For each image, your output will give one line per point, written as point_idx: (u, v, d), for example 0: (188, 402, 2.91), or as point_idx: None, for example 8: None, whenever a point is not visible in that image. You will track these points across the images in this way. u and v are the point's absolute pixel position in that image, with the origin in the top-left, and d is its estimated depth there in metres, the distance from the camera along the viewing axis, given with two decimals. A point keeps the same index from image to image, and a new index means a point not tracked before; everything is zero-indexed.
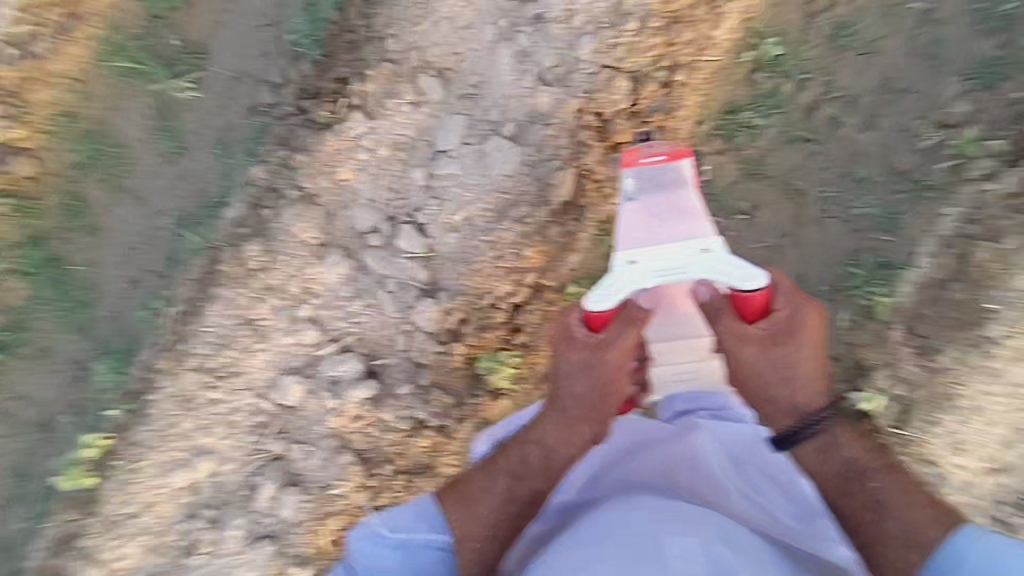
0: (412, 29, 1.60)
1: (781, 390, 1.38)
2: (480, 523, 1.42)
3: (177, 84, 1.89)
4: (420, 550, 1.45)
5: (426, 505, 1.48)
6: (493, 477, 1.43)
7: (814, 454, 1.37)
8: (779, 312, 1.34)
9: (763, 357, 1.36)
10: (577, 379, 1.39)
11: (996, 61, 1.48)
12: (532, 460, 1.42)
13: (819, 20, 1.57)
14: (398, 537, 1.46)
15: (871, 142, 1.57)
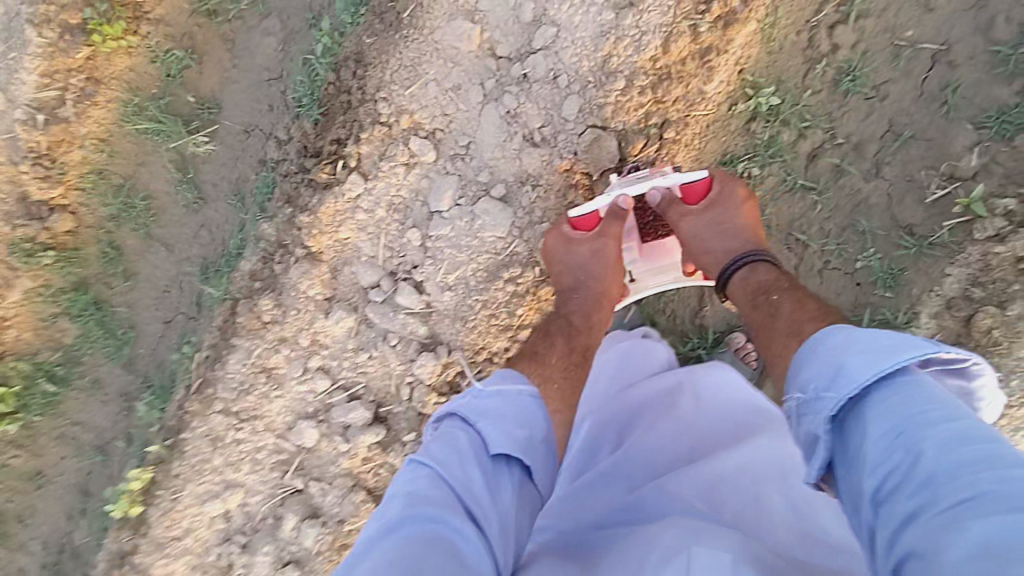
0: (402, 91, 1.63)
1: (717, 244, 1.38)
2: (553, 373, 1.24)
3: (194, 139, 1.98)
4: (515, 424, 1.05)
5: (521, 386, 1.13)
6: (551, 340, 1.33)
7: (743, 291, 1.30)
8: (715, 192, 1.42)
9: (707, 221, 1.39)
10: (586, 264, 1.43)
11: (1010, 110, 1.41)
12: (575, 323, 1.38)
13: (821, 65, 1.50)
14: (497, 393, 1.09)
15: (875, 192, 1.50)
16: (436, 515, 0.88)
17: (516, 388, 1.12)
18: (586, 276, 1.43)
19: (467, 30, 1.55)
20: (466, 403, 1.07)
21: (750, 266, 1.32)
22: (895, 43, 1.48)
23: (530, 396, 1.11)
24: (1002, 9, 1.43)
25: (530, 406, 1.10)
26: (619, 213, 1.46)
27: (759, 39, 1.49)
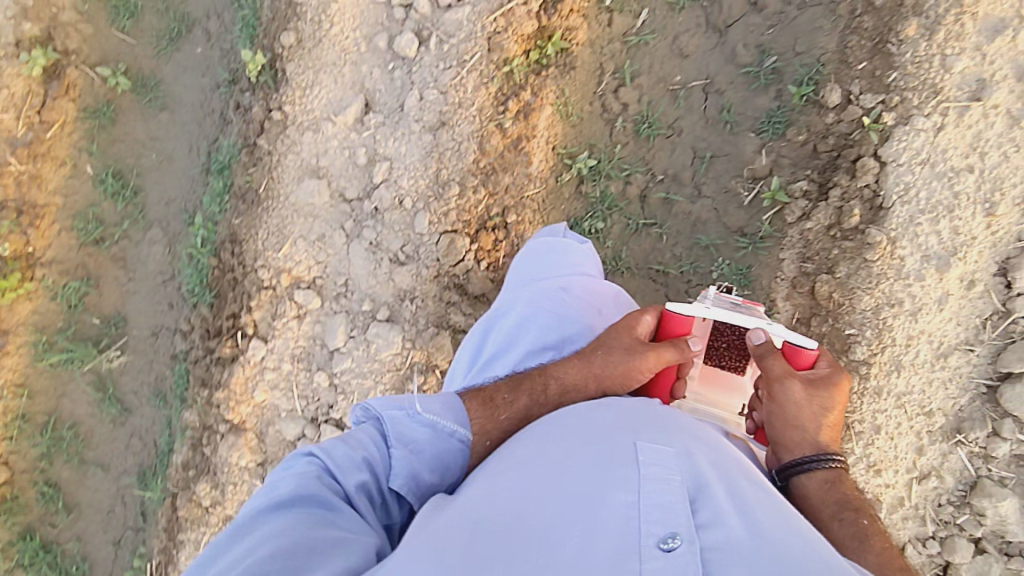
0: (276, 253, 1.79)
1: (807, 424, 1.10)
2: (496, 428, 1.12)
3: (106, 356, 2.08)
4: (428, 466, 1.05)
5: (460, 415, 1.11)
6: (518, 390, 1.16)
7: (820, 500, 1.07)
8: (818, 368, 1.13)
9: (804, 402, 1.08)
10: (613, 355, 1.16)
11: (775, 113, 1.62)
12: (554, 391, 1.15)
13: (619, 122, 1.74)
14: (429, 422, 1.08)
15: (704, 210, 1.69)
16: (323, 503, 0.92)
17: (451, 425, 1.09)
18: (602, 362, 1.15)
19: (316, 186, 1.77)
20: (393, 413, 1.08)
21: (822, 470, 1.09)
22: (669, 87, 1.74)
23: (461, 439, 1.09)
24: (739, 39, 1.69)
25: (454, 451, 1.08)
26: (685, 346, 1.14)
27: (560, 118, 1.73)
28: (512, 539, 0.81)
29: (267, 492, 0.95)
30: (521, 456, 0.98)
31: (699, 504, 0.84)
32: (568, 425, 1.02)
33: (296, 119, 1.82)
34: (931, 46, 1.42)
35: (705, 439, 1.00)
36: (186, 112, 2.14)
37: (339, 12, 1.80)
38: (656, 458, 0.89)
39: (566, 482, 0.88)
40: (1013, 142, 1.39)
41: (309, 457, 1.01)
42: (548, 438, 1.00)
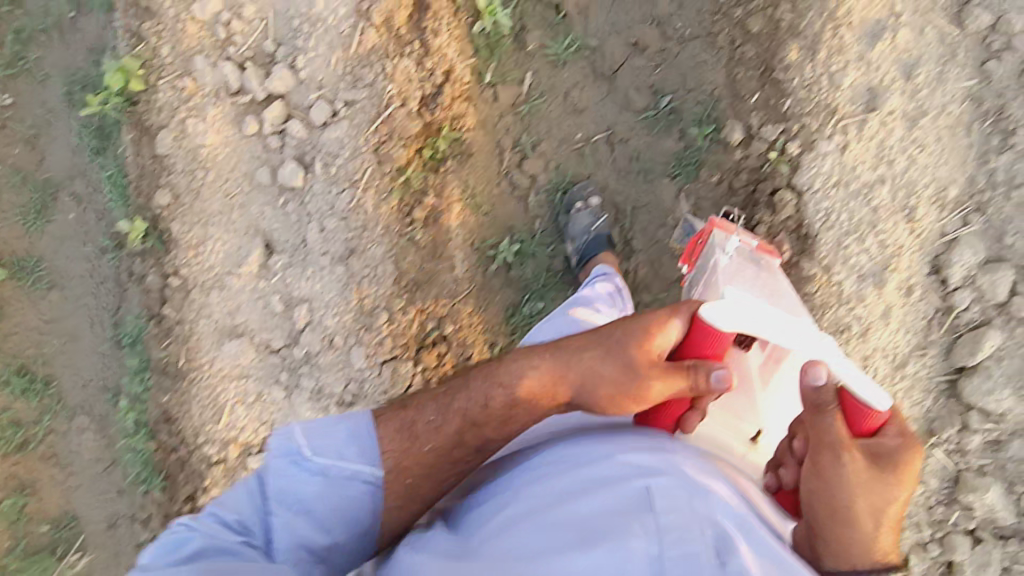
0: (216, 426, 1.69)
1: (859, 516, 0.88)
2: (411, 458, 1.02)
3: (66, 563, 1.96)
4: (319, 521, 1.00)
5: (369, 450, 1.03)
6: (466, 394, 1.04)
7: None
8: (886, 436, 0.89)
9: (864, 479, 0.87)
10: (606, 365, 0.97)
11: (684, 154, 1.58)
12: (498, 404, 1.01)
13: (533, 196, 1.68)
14: (320, 469, 1.00)
15: (640, 265, 1.65)
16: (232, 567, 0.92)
17: (350, 464, 1.01)
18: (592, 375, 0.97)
19: (238, 346, 1.67)
20: (303, 441, 1.01)
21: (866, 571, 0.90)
22: (573, 147, 1.67)
23: (364, 480, 1.01)
24: (629, 83, 1.62)
25: (358, 493, 1.01)
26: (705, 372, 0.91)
27: (470, 211, 1.65)
28: None
29: (169, 552, 0.94)
30: (534, 493, 0.93)
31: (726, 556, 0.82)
32: (576, 462, 0.96)
33: (197, 281, 1.69)
34: (817, 65, 1.40)
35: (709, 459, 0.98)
36: (77, 285, 1.98)
37: (211, 155, 1.65)
38: (678, 504, 0.85)
39: (583, 526, 0.85)
40: (916, 143, 1.40)
41: (208, 519, 0.98)
42: (558, 481, 0.94)
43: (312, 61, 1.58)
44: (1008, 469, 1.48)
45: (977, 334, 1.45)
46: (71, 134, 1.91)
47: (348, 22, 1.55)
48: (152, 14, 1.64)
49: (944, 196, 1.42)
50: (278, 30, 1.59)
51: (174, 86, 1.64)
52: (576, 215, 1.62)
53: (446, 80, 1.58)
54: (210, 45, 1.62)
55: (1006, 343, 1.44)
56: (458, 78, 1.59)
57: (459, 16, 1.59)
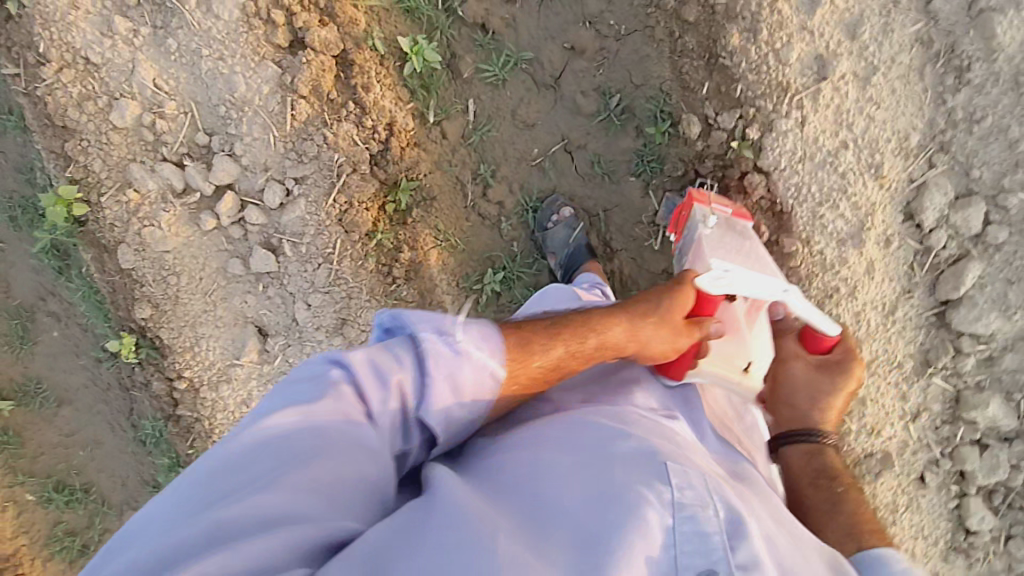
0: None
1: (802, 399, 1.24)
2: (525, 374, 0.96)
3: None
4: (456, 401, 0.88)
5: (498, 350, 0.92)
6: (554, 333, 1.01)
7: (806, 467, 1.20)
8: (836, 356, 1.27)
9: (814, 375, 1.24)
10: (649, 329, 1.06)
11: (644, 150, 1.54)
12: (586, 342, 1.03)
13: (504, 221, 1.64)
14: (467, 363, 0.88)
15: (624, 263, 1.62)
16: (351, 431, 0.79)
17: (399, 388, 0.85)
18: (647, 327, 1.06)
19: None
20: (363, 363, 0.83)
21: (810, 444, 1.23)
22: (532, 163, 1.61)
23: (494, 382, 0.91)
24: (574, 89, 1.57)
25: (489, 396, 0.92)
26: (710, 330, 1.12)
27: (447, 253, 1.61)
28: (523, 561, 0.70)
29: (286, 403, 0.79)
30: (537, 453, 0.88)
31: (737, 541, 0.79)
32: (569, 429, 0.91)
33: (203, 379, 1.68)
34: (761, 46, 1.38)
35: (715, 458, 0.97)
36: (83, 396, 1.93)
37: (177, 258, 1.61)
38: (691, 484, 0.82)
39: (596, 489, 0.79)
40: (872, 100, 1.39)
41: (338, 369, 0.83)
42: (553, 444, 0.89)
43: (250, 146, 1.53)
44: (1004, 381, 1.51)
45: (958, 268, 1.45)
46: (29, 256, 1.83)
47: (276, 97, 1.49)
48: (72, 131, 1.56)
49: (907, 145, 1.41)
50: (206, 119, 1.54)
51: (118, 199, 1.59)
52: (552, 230, 1.58)
53: (391, 133, 1.54)
54: (142, 150, 1.56)
55: (986, 271, 1.44)
56: (402, 128, 1.55)
57: (386, 63, 1.53)
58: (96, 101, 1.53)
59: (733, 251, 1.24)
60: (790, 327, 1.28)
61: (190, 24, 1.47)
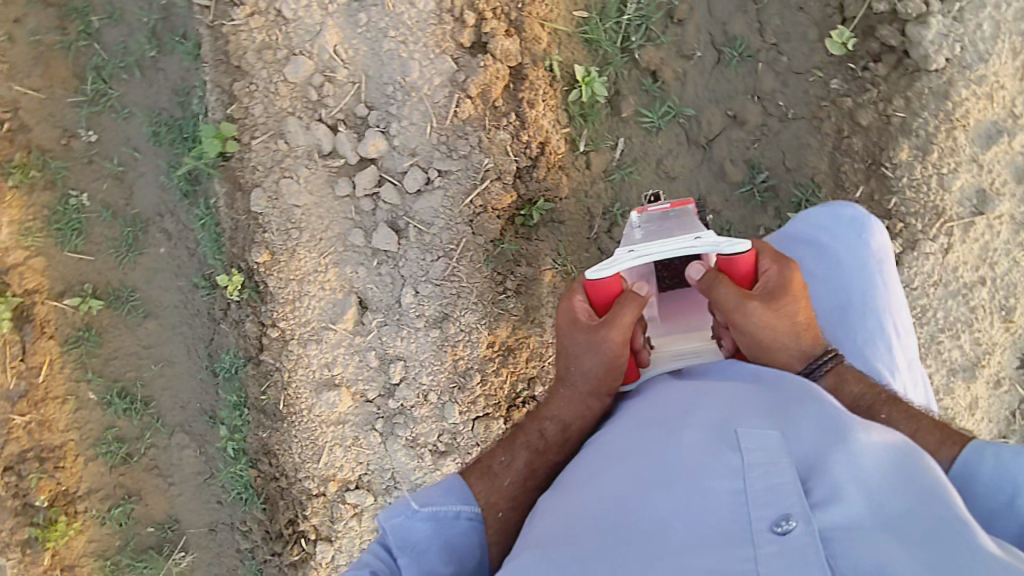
0: (316, 464, 1.80)
1: (788, 338, 1.06)
2: (503, 500, 1.11)
3: (173, 561, 2.07)
4: (438, 559, 1.06)
5: (456, 495, 1.12)
6: (513, 451, 1.15)
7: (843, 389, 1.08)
8: (765, 272, 1.09)
9: (771, 313, 1.05)
10: (583, 360, 1.08)
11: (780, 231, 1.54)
12: (547, 437, 1.12)
13: None
14: (429, 515, 1.08)
15: None
16: None
17: (416, 534, 1.08)
18: (578, 374, 1.10)
19: (335, 396, 1.74)
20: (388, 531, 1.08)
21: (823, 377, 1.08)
22: None
23: (468, 518, 1.10)
24: (725, 156, 1.58)
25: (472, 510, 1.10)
26: (636, 296, 1.07)
27: (560, 277, 1.64)
28: (616, 536, 0.82)
29: None
30: (635, 432, 0.97)
31: (814, 481, 0.81)
32: (657, 409, 0.99)
33: (294, 333, 1.73)
34: (927, 167, 1.39)
35: (809, 394, 0.96)
36: (170, 314, 2.00)
37: (305, 215, 1.66)
38: (759, 442, 0.86)
39: (673, 462, 0.87)
40: (1021, 246, 1.42)
41: None
42: (646, 425, 0.97)
43: (405, 129, 1.58)
44: None
45: None
46: (159, 173, 1.90)
47: (444, 91, 1.54)
48: (244, 72, 1.63)
49: None
50: (370, 94, 1.59)
51: (267, 146, 1.65)
52: None
53: (541, 152, 1.58)
54: (302, 106, 1.62)
55: None
56: (552, 150, 1.58)
57: (555, 85, 1.57)
58: (276, 51, 1.60)
59: (656, 233, 1.10)
60: (710, 277, 1.06)
61: (385, 5, 1.53)
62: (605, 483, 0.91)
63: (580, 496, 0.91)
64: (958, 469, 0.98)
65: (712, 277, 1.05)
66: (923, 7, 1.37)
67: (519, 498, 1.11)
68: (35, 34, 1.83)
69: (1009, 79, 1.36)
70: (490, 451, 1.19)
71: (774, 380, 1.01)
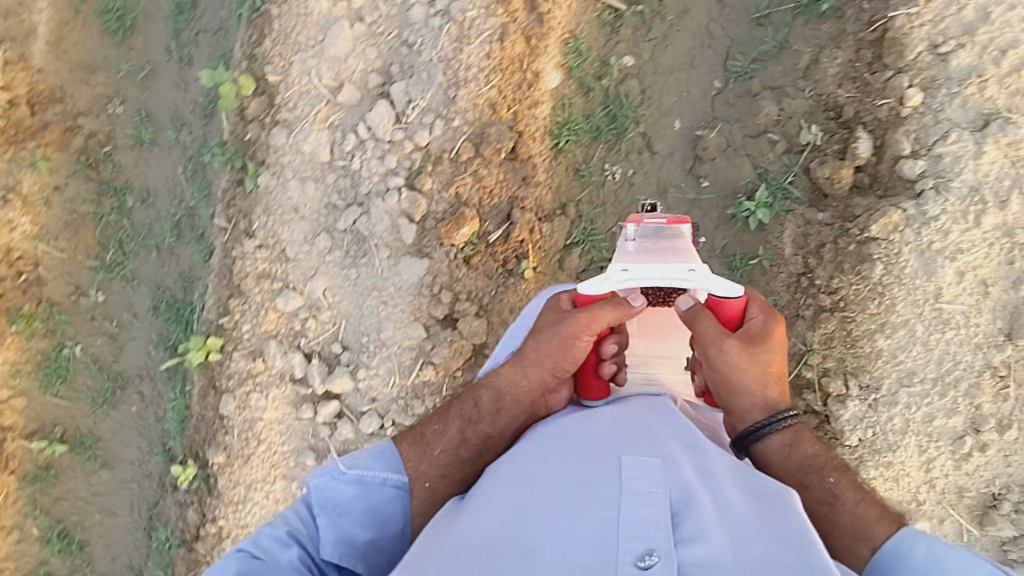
0: None
1: (756, 382, 1.17)
2: (431, 469, 1.20)
3: None
4: (360, 524, 1.14)
5: (389, 463, 1.20)
6: (448, 420, 1.24)
7: (773, 455, 1.18)
8: (754, 319, 1.20)
9: (745, 351, 1.16)
10: (543, 335, 1.23)
11: None
12: (482, 406, 1.23)
13: None
14: (356, 477, 1.16)
15: None
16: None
17: (344, 499, 1.14)
18: (531, 354, 1.23)
19: None
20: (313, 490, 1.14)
21: (774, 435, 1.17)
22: None
23: (394, 485, 1.18)
24: None
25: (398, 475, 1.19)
26: (622, 300, 1.18)
27: None
28: (493, 558, 0.89)
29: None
30: (530, 462, 1.05)
31: (681, 517, 0.91)
32: (553, 440, 1.09)
33: (230, 532, 1.82)
34: None
35: (695, 441, 1.07)
36: (125, 469, 2.08)
37: (265, 429, 1.78)
38: (638, 471, 0.96)
39: (558, 494, 0.96)
40: None
41: (241, 553, 1.05)
42: (539, 455, 1.06)
43: (370, 377, 1.72)
44: None
45: None
46: (149, 340, 2.05)
47: (411, 353, 1.69)
48: (241, 291, 1.80)
49: None
50: (347, 336, 1.74)
51: (246, 360, 1.79)
52: None
53: None
54: (284, 333, 1.77)
55: None
56: None
57: None
58: (272, 282, 1.77)
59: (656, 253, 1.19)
60: (697, 309, 1.18)
61: (375, 268, 1.70)
62: (493, 509, 0.97)
63: (466, 520, 0.98)
64: (887, 548, 1.05)
65: (695, 309, 1.18)
66: (842, 388, 1.49)
67: (449, 470, 1.20)
68: (72, 201, 2.03)
69: (914, 469, 1.46)
70: (424, 421, 1.28)
71: (674, 422, 1.13)
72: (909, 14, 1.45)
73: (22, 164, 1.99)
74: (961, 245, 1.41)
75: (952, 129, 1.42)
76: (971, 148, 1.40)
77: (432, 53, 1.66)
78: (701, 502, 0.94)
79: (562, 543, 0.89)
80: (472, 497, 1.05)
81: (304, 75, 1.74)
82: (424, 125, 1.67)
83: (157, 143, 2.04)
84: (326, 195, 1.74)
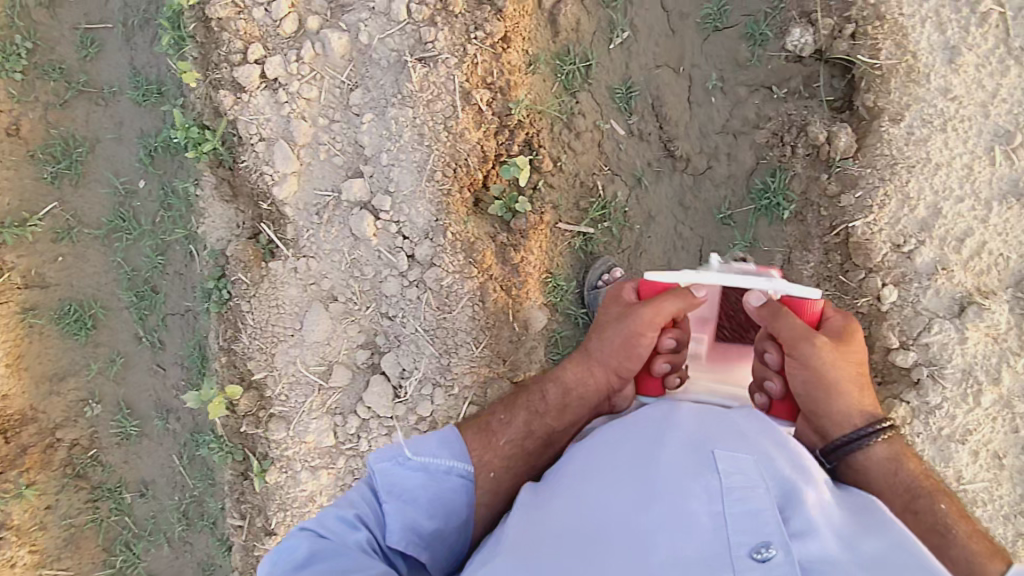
0: None
1: (844, 382, 1.24)
2: (496, 458, 1.29)
3: None
4: (423, 512, 1.20)
5: (453, 453, 1.26)
6: (515, 411, 1.36)
7: (877, 469, 1.21)
8: (832, 322, 1.30)
9: (830, 348, 1.24)
10: (609, 334, 1.35)
11: None
12: (548, 400, 1.35)
13: None
14: (419, 466, 1.23)
15: None
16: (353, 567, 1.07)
17: (411, 486, 1.21)
18: (598, 346, 1.35)
19: None
20: (380, 472, 1.22)
21: (876, 445, 1.21)
22: None
23: (460, 474, 1.24)
24: None
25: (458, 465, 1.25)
26: (690, 293, 1.31)
27: None
28: (608, 551, 0.98)
29: (278, 559, 1.10)
30: (618, 449, 1.13)
31: (788, 513, 1.00)
32: (637, 429, 1.15)
33: None
34: None
35: (783, 437, 1.13)
36: None
37: None
38: (736, 466, 1.04)
39: (663, 484, 1.03)
40: None
41: (310, 531, 1.13)
42: (624, 444, 1.13)
43: None
44: None
45: None
46: None
47: None
48: None
49: None
50: None
51: None
52: None
53: None
54: None
55: None
56: None
57: None
58: None
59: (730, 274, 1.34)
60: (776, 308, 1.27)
61: None
62: (598, 502, 1.05)
63: (567, 514, 1.05)
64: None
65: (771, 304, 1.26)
66: None
67: (512, 454, 1.30)
68: (66, 517, 1.94)
69: None
70: (489, 412, 1.40)
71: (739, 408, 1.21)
72: (867, 223, 1.50)
73: (7, 497, 1.87)
74: (968, 426, 1.49)
75: (933, 319, 1.49)
76: (955, 335, 1.48)
77: (415, 324, 1.64)
78: (802, 500, 1.02)
79: (679, 533, 0.97)
80: (559, 484, 1.13)
81: (289, 366, 1.70)
82: (425, 396, 1.65)
83: (146, 434, 1.97)
84: (339, 479, 1.70)
